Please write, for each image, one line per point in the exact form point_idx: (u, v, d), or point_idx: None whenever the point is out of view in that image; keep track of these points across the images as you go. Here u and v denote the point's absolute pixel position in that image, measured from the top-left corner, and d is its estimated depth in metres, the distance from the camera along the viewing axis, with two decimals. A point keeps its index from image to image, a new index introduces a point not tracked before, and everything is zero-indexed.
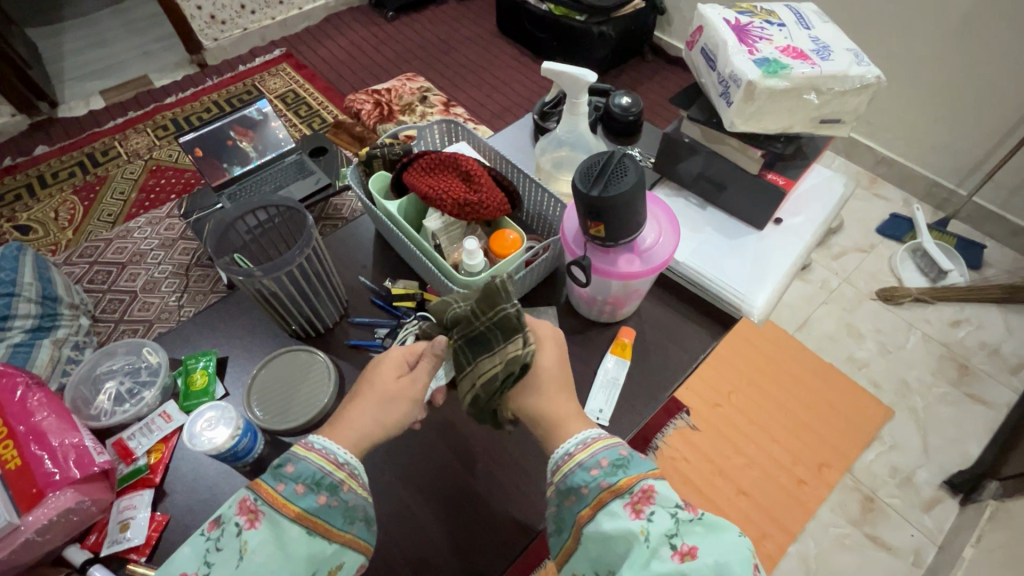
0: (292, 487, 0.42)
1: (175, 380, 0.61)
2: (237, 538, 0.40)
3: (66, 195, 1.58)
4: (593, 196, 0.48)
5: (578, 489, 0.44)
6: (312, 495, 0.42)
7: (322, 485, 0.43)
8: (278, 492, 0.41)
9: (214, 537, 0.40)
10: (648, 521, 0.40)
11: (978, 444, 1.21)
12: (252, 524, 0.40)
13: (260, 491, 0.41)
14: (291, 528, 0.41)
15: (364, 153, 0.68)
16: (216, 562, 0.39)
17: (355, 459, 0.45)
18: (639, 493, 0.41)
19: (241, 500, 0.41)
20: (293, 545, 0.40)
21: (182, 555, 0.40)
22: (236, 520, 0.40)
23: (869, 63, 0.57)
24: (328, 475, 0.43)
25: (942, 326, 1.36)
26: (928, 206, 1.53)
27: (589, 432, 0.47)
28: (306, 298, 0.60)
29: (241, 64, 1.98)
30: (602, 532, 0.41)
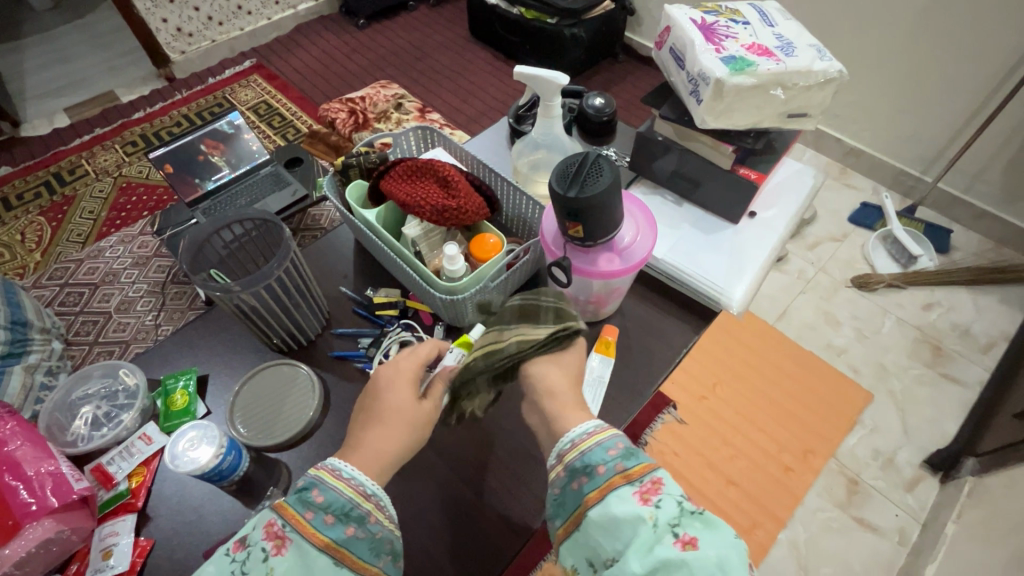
0: (321, 516, 0.42)
1: (154, 402, 0.59)
2: (263, 563, 0.39)
3: (32, 216, 1.54)
4: (569, 197, 0.49)
5: (592, 469, 0.44)
6: (340, 525, 0.42)
7: (349, 516, 0.43)
8: (308, 520, 0.41)
9: (239, 558, 0.40)
10: (657, 508, 0.40)
11: (954, 422, 1.25)
12: (279, 550, 0.40)
13: (287, 517, 0.41)
14: (318, 558, 0.40)
15: (339, 162, 0.67)
16: None
17: (382, 490, 0.45)
18: (649, 483, 0.42)
19: (267, 523, 0.41)
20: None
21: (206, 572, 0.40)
22: (263, 544, 0.40)
23: (831, 58, 0.59)
24: (356, 506, 0.43)
25: (915, 309, 1.41)
26: (897, 194, 1.58)
27: (593, 423, 0.48)
28: (287, 311, 0.60)
29: (211, 77, 1.95)
30: (610, 514, 0.41)
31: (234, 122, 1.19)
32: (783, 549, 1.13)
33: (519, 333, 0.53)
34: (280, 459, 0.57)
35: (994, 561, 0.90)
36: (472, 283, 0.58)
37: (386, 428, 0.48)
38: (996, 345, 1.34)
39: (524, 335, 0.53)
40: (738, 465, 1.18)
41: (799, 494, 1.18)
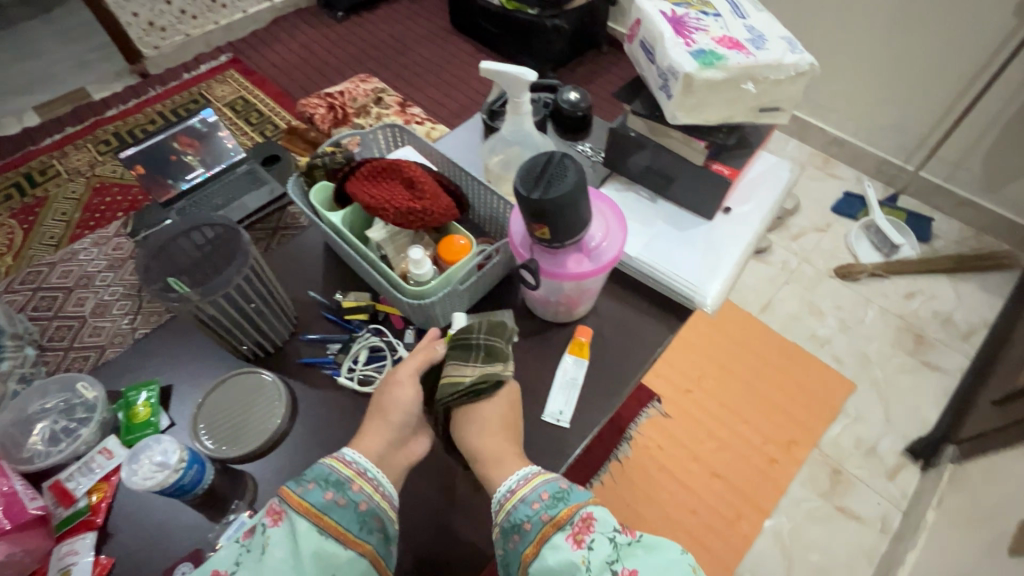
0: (305, 485, 0.47)
1: (115, 414, 0.57)
2: (262, 536, 0.45)
3: (3, 219, 1.50)
4: (534, 199, 0.47)
5: (521, 525, 0.48)
6: (321, 491, 0.47)
7: (328, 482, 0.48)
8: (295, 492, 0.47)
9: (245, 544, 0.46)
10: (590, 550, 0.45)
11: (935, 410, 1.26)
12: (274, 522, 0.46)
13: (280, 494, 0.47)
14: (299, 522, 0.45)
15: (304, 163, 0.66)
16: (245, 561, 0.44)
17: (365, 461, 0.50)
18: (580, 523, 0.47)
19: (267, 506, 0.47)
20: (303, 538, 0.45)
21: (216, 558, 0.45)
22: (262, 521, 0.46)
23: (803, 50, 0.58)
24: (336, 473, 0.49)
25: (897, 298, 1.41)
26: (879, 182, 1.58)
27: (528, 468, 0.52)
28: (251, 318, 0.58)
29: (186, 72, 1.90)
30: (546, 565, 0.46)
31: (208, 119, 1.19)
32: (767, 541, 1.14)
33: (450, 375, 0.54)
34: (247, 471, 0.55)
35: (971, 547, 0.92)
36: (441, 286, 0.57)
37: (385, 434, 0.52)
38: (977, 333, 1.35)
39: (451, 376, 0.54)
40: (722, 457, 1.21)
41: (783, 485, 1.19)
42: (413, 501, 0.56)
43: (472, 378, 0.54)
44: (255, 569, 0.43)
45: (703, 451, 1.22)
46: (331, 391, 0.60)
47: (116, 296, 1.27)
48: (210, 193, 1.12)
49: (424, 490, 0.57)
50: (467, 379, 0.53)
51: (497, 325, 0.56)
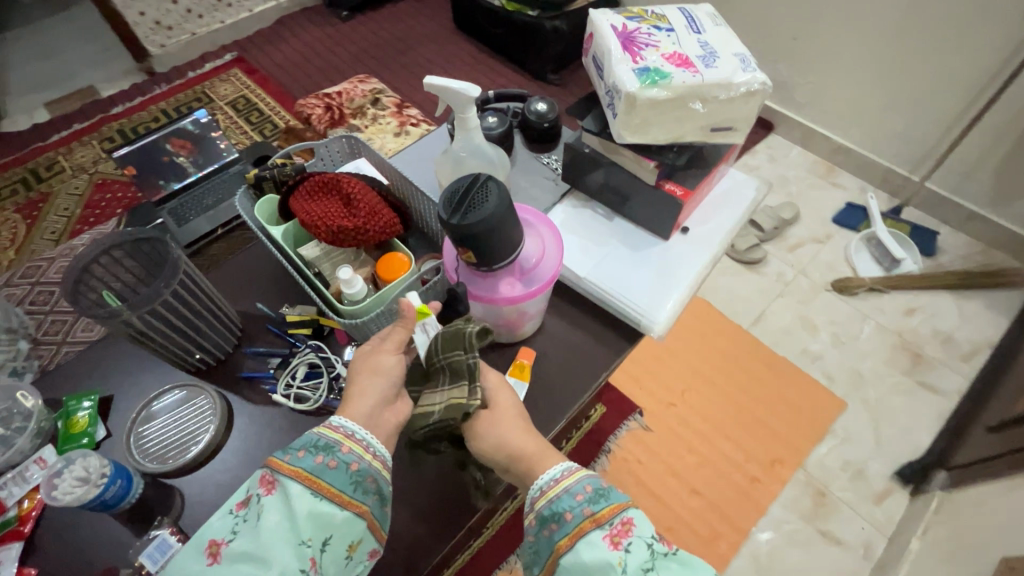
0: (295, 453, 0.44)
1: (54, 423, 0.58)
2: (258, 506, 0.42)
3: (8, 213, 1.53)
4: (454, 225, 0.46)
5: (561, 516, 0.48)
6: (311, 456, 0.45)
7: (319, 447, 0.45)
8: (286, 460, 0.44)
9: (242, 516, 0.43)
10: (627, 552, 0.44)
11: (929, 433, 1.21)
12: (269, 491, 0.43)
13: (273, 464, 0.44)
14: (293, 487, 0.43)
15: (252, 174, 0.65)
16: (242, 531, 0.42)
17: (353, 423, 0.47)
18: (619, 525, 0.46)
19: (259, 475, 0.44)
20: (298, 503, 0.42)
21: (210, 527, 0.42)
22: (257, 492, 0.43)
23: (756, 68, 0.55)
24: (325, 438, 0.45)
25: (895, 314, 1.36)
26: (883, 193, 1.52)
27: (565, 463, 0.51)
28: (188, 333, 0.58)
29: (191, 70, 1.92)
30: (581, 560, 0.45)
31: (201, 122, 1.20)
32: (744, 562, 1.10)
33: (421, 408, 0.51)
34: (175, 486, 0.55)
35: None
36: (375, 303, 0.56)
37: None
38: (978, 353, 1.29)
39: (422, 409, 0.51)
40: (702, 474, 1.18)
41: (763, 505, 1.15)
42: None
43: (439, 412, 0.50)
44: (253, 537, 0.41)
45: (682, 468, 1.19)
46: (270, 406, 0.60)
47: None
48: (200, 193, 1.09)
49: None
50: (433, 412, 0.50)
51: (451, 339, 0.51)
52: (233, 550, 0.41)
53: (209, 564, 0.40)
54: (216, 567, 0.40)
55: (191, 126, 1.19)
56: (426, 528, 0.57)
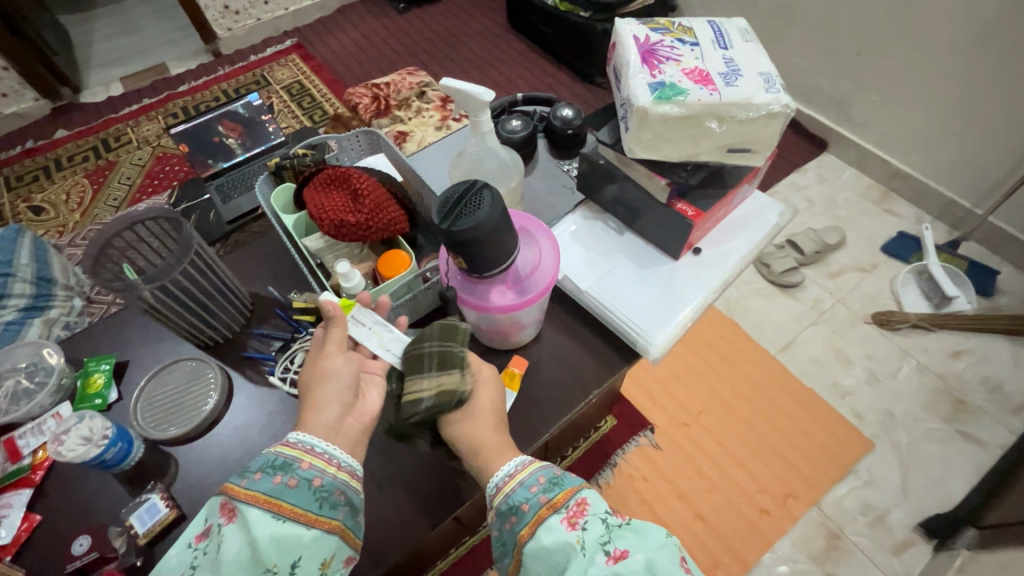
0: (251, 476, 0.45)
1: (74, 381, 0.62)
2: (218, 534, 0.43)
3: (78, 178, 1.65)
4: (444, 229, 0.46)
5: (519, 507, 0.48)
6: (270, 478, 0.45)
7: (277, 467, 0.45)
8: (242, 484, 0.44)
9: (201, 548, 0.44)
10: (583, 531, 0.45)
11: (963, 486, 1.12)
12: (228, 519, 0.43)
13: (229, 491, 0.44)
14: (254, 512, 0.43)
15: (274, 162, 0.68)
16: (201, 564, 0.42)
17: (311, 437, 0.47)
18: (574, 507, 0.47)
19: (219, 504, 0.45)
20: (260, 529, 0.42)
21: (169, 563, 0.43)
22: (216, 521, 0.44)
23: (780, 90, 0.53)
24: (283, 457, 0.46)
25: (940, 356, 1.27)
26: (942, 225, 1.42)
27: (520, 458, 0.52)
28: (197, 311, 0.61)
29: (253, 54, 2.01)
30: (542, 546, 0.46)
31: (252, 105, 1.20)
32: None
33: (407, 393, 0.51)
34: (171, 454, 0.58)
35: None
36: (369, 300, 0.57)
37: None
38: None
39: (409, 394, 0.51)
40: (708, 498, 1.13)
41: (770, 540, 1.09)
42: None
43: (430, 399, 0.50)
44: (212, 568, 0.41)
45: (688, 490, 1.14)
46: (267, 387, 0.63)
47: None
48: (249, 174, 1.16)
49: None
50: (422, 397, 0.50)
51: (449, 330, 0.54)
52: None
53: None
54: None
55: (243, 108, 1.20)
56: (393, 524, 0.56)
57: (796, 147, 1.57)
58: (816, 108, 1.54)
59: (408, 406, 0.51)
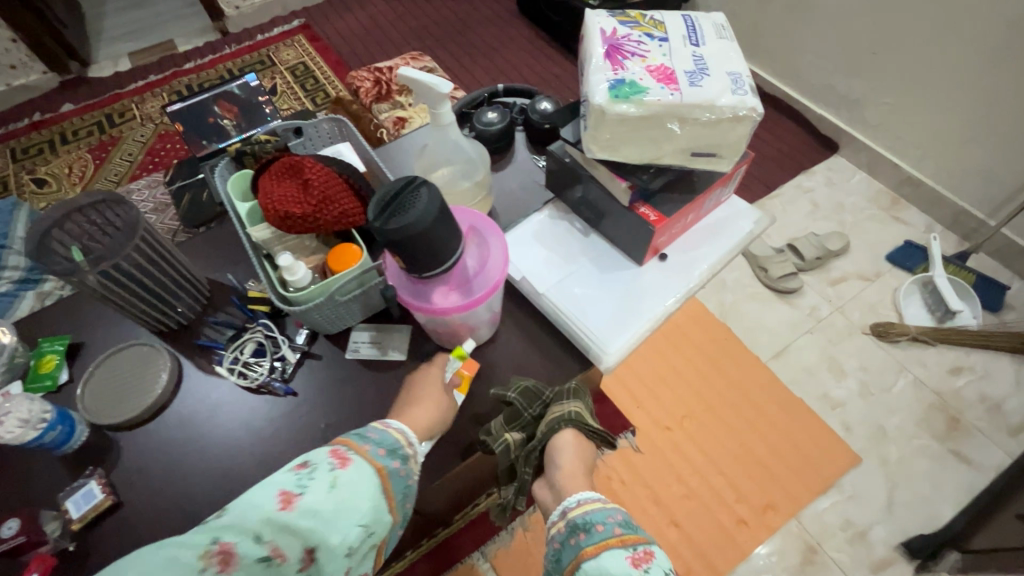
0: (375, 447, 0.45)
1: (27, 360, 0.62)
2: (330, 472, 0.41)
3: (81, 152, 1.66)
4: (376, 229, 0.44)
5: (592, 526, 0.48)
6: (388, 456, 0.45)
7: (396, 452, 0.46)
8: (368, 448, 0.44)
9: (301, 475, 0.40)
10: (645, 572, 0.43)
11: (951, 507, 1.06)
12: (343, 464, 0.42)
13: (348, 445, 0.44)
14: (371, 475, 0.43)
15: (235, 148, 0.68)
16: (311, 489, 0.39)
17: (418, 442, 0.50)
18: (641, 551, 0.45)
19: (332, 448, 0.43)
20: (371, 492, 0.42)
21: (276, 479, 0.39)
22: (331, 460, 0.42)
23: (748, 90, 0.49)
24: (402, 447, 0.47)
25: (939, 371, 1.20)
26: (953, 235, 1.36)
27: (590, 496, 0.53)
28: (147, 296, 0.60)
29: (260, 34, 1.99)
30: (599, 567, 0.44)
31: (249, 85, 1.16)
32: None
33: (577, 407, 0.55)
34: (116, 439, 0.58)
35: None
36: (318, 293, 0.55)
37: None
38: None
39: (580, 412, 0.56)
40: (686, 505, 1.08)
41: (747, 552, 1.04)
42: None
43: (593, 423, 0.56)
44: (328, 503, 0.39)
45: (666, 495, 1.10)
46: (216, 376, 0.62)
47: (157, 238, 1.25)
48: None
49: None
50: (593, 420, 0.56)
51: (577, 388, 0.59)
52: (303, 507, 0.38)
53: (281, 509, 0.37)
54: (284, 515, 0.37)
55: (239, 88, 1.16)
56: None
57: (805, 147, 1.51)
58: (828, 107, 1.48)
59: (581, 420, 0.55)
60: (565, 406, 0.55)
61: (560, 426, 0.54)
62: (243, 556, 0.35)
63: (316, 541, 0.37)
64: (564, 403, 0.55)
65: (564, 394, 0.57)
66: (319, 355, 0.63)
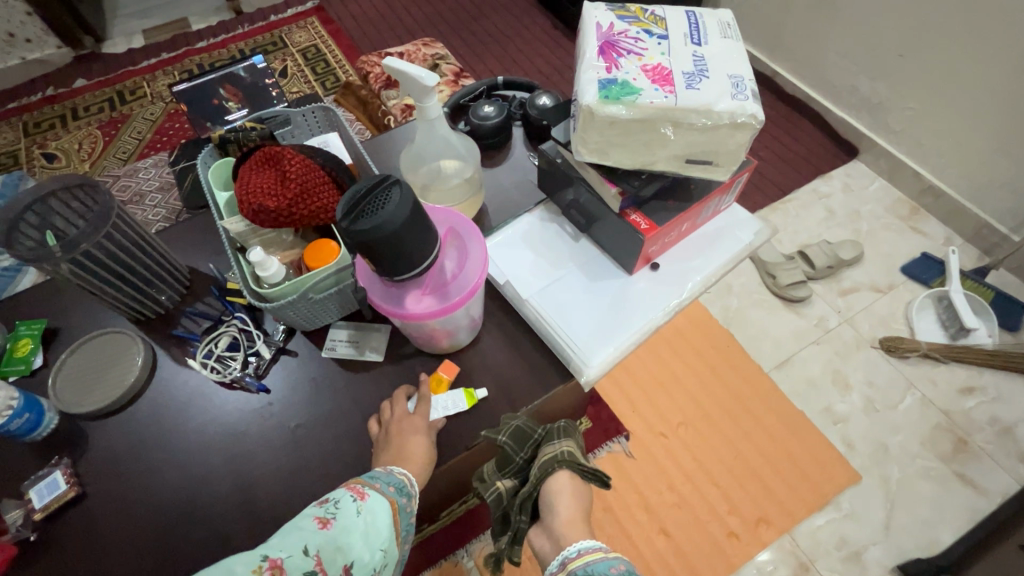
0: (385, 484, 0.46)
1: (4, 344, 0.61)
2: (352, 504, 0.42)
3: (91, 128, 1.65)
4: (346, 229, 0.42)
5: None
6: (395, 493, 0.46)
7: (403, 490, 0.46)
8: (378, 485, 0.45)
9: (325, 508, 0.42)
10: None
11: (952, 533, 1.01)
12: (361, 496, 0.43)
13: (361, 482, 0.45)
14: (383, 507, 0.44)
15: (220, 135, 0.67)
16: (339, 517, 0.41)
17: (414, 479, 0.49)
18: None
19: (348, 485, 0.44)
20: (384, 523, 0.43)
21: (304, 513, 0.41)
22: (350, 494, 0.43)
23: (749, 95, 0.46)
24: (408, 485, 0.47)
25: (950, 391, 1.15)
26: (974, 249, 1.29)
27: (588, 545, 0.51)
28: (123, 283, 0.58)
29: (273, 14, 1.96)
30: None
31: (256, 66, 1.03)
32: None
33: (569, 447, 0.54)
34: (85, 429, 0.57)
35: None
36: (291, 290, 0.53)
37: None
38: None
39: (572, 453, 0.54)
40: (676, 515, 1.03)
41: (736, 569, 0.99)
42: (209, 502, 0.54)
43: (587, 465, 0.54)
44: (353, 529, 0.40)
45: (657, 504, 1.05)
46: (189, 369, 0.61)
47: (158, 219, 1.22)
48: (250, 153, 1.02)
49: (225, 491, 0.54)
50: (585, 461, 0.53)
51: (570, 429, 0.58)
52: (333, 533, 0.39)
53: (320, 529, 0.39)
54: (323, 535, 0.39)
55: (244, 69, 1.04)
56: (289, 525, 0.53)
57: (824, 152, 1.46)
58: (849, 110, 1.42)
59: (572, 459, 0.53)
60: (557, 448, 0.53)
61: (551, 466, 0.52)
62: (294, 568, 0.36)
63: (351, 557, 0.39)
64: (555, 444, 0.54)
65: (555, 434, 0.56)
66: (295, 352, 0.61)
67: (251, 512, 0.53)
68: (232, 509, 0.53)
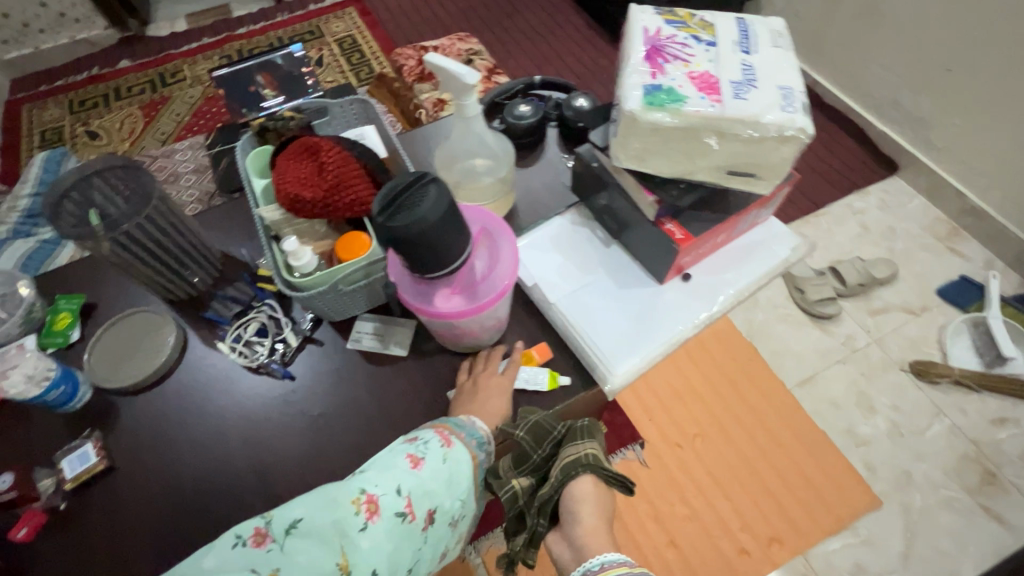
0: (468, 434, 0.49)
1: (44, 316, 0.63)
2: (440, 449, 0.46)
3: (132, 109, 1.69)
4: (381, 225, 0.42)
5: None
6: (476, 444, 0.49)
7: (484, 443, 0.49)
8: (462, 433, 0.48)
9: (415, 445, 0.46)
10: None
11: (973, 566, 0.97)
12: (448, 443, 0.47)
13: (446, 428, 0.48)
14: (466, 456, 0.47)
15: (259, 123, 0.68)
16: (427, 460, 0.44)
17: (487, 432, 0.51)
18: None
19: (437, 428, 0.48)
20: (465, 471, 0.46)
21: (397, 449, 0.45)
22: (439, 438, 0.46)
23: (798, 108, 0.45)
24: (488, 440, 0.50)
25: (981, 421, 1.11)
26: (1015, 275, 1.24)
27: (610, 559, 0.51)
28: (160, 264, 0.60)
29: (311, 3, 1.98)
30: None
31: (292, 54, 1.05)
32: None
33: (592, 450, 0.51)
34: (117, 403, 0.59)
35: None
36: (323, 281, 0.54)
37: None
38: None
39: (595, 456, 0.51)
40: (687, 528, 1.01)
41: None
42: (230, 484, 0.54)
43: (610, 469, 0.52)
44: (439, 472, 0.44)
45: (667, 514, 1.04)
46: (217, 352, 0.62)
47: (191, 201, 1.25)
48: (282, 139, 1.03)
49: (246, 474, 0.55)
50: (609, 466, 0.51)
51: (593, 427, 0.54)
52: (422, 474, 0.43)
53: (412, 468, 0.43)
54: (415, 473, 0.43)
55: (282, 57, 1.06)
56: None
57: (862, 166, 1.41)
58: (892, 125, 1.37)
59: (595, 462, 0.50)
60: (580, 449, 0.51)
61: (574, 470, 0.50)
62: (388, 506, 0.40)
63: (436, 502, 0.43)
64: (578, 445, 0.51)
65: (578, 433, 0.53)
66: (321, 341, 0.62)
67: (270, 496, 0.54)
68: (251, 492, 0.54)
